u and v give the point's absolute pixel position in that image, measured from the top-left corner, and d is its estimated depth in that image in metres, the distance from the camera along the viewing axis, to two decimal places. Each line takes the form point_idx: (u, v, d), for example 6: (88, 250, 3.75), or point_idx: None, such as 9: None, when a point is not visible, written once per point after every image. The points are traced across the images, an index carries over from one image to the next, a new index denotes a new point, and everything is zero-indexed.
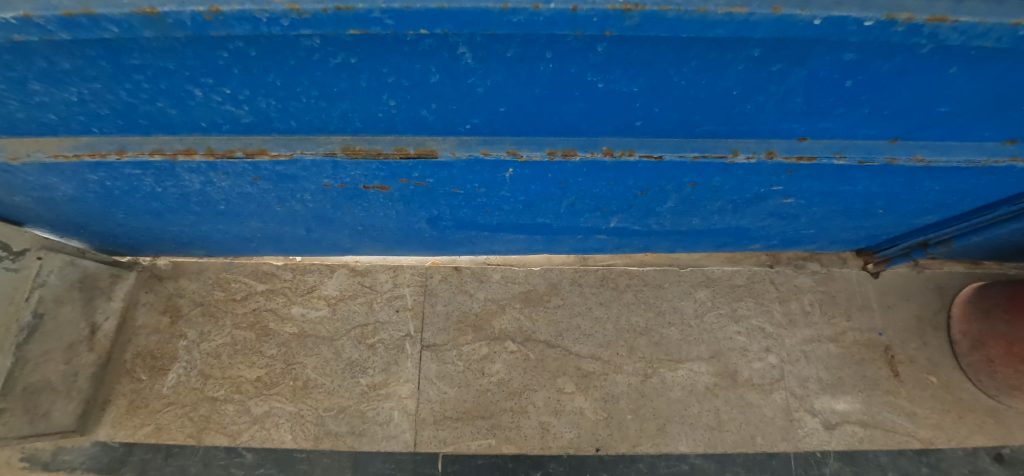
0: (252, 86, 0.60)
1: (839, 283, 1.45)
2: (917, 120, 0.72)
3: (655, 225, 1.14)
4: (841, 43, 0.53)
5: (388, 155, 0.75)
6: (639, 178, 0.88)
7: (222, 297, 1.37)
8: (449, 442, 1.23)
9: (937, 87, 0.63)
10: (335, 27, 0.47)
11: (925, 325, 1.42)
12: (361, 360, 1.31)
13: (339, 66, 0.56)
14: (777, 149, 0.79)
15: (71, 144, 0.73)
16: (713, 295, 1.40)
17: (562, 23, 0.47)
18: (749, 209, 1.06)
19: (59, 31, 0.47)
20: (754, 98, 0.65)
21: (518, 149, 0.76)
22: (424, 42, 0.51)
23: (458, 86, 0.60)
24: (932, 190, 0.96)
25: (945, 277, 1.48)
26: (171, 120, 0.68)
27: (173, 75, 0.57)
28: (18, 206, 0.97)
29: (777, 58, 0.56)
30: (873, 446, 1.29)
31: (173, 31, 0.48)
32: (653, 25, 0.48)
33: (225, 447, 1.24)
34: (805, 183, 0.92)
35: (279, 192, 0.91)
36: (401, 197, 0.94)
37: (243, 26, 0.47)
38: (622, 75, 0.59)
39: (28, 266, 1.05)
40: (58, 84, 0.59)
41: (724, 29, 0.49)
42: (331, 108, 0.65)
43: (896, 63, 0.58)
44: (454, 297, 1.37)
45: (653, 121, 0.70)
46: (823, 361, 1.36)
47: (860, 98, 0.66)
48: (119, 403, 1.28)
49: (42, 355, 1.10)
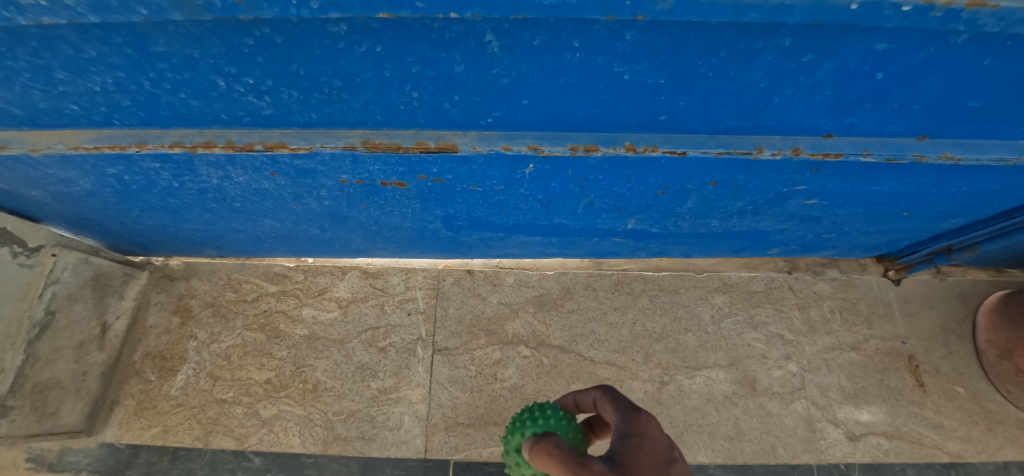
0: (276, 75, 0.59)
1: (859, 289, 1.42)
2: (947, 116, 0.70)
3: (673, 227, 1.12)
4: (876, 30, 0.52)
5: (408, 149, 0.74)
6: (661, 176, 0.86)
7: (233, 298, 1.36)
8: (460, 449, 1.20)
9: (970, 80, 0.61)
10: (364, 10, 0.46)
11: (949, 334, 1.38)
12: (372, 363, 1.28)
13: (364, 54, 0.55)
14: (804, 146, 0.77)
15: (91, 136, 0.73)
16: (730, 300, 1.38)
17: (594, 6, 0.46)
18: (769, 211, 1.04)
19: (88, 13, 0.46)
20: (782, 92, 0.64)
21: (539, 144, 0.75)
22: (451, 28, 0.51)
23: (482, 76, 0.60)
24: (960, 192, 0.94)
25: (968, 284, 1.45)
26: (193, 111, 0.68)
27: (198, 63, 0.57)
28: (35, 201, 0.98)
29: (808, 48, 0.55)
30: (900, 459, 1.24)
31: (201, 13, 0.47)
32: (687, 9, 0.47)
33: (232, 451, 1.21)
34: (829, 183, 0.90)
35: (296, 188, 0.90)
36: (417, 195, 0.93)
37: (271, 9, 0.46)
38: (649, 65, 0.58)
39: (42, 263, 1.08)
40: (83, 72, 0.59)
41: (759, 14, 0.48)
42: (353, 100, 0.65)
43: (929, 54, 0.56)
44: (466, 300, 1.35)
45: (678, 115, 0.69)
46: (845, 370, 1.32)
47: (890, 92, 0.64)
48: (127, 405, 1.26)
49: (52, 352, 1.10)
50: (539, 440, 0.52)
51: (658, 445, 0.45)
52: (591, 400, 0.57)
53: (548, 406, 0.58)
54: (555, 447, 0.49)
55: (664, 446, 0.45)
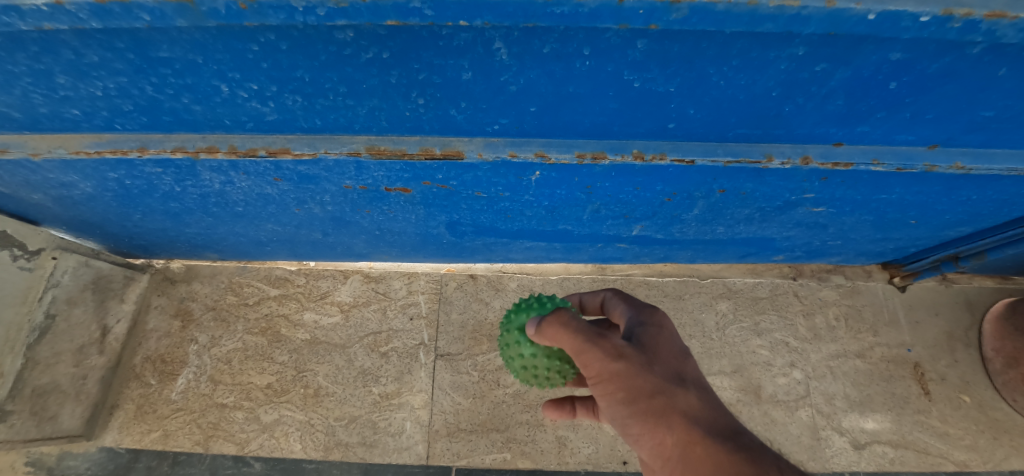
0: (280, 81, 0.58)
1: (864, 296, 1.41)
2: (960, 126, 0.69)
3: (678, 233, 1.11)
4: (892, 40, 0.50)
5: (413, 155, 0.74)
6: (668, 184, 0.85)
7: (234, 302, 1.35)
8: (462, 456, 1.19)
9: (985, 90, 0.60)
10: (371, 17, 0.45)
11: (955, 342, 1.37)
12: (373, 368, 1.27)
13: (370, 61, 0.54)
14: (814, 155, 0.76)
15: (93, 141, 0.73)
16: (735, 307, 1.37)
17: (606, 15, 0.45)
18: (776, 218, 1.03)
19: (90, 19, 0.45)
20: (793, 100, 0.63)
21: (546, 151, 0.74)
22: (459, 36, 0.50)
23: (490, 84, 0.59)
24: (970, 200, 0.93)
25: (974, 292, 1.44)
26: (196, 117, 0.67)
27: (201, 69, 0.56)
28: (35, 204, 0.97)
29: (822, 57, 0.54)
30: (906, 468, 1.23)
31: (205, 20, 0.46)
32: (701, 18, 0.46)
33: (233, 456, 1.20)
34: (838, 191, 0.89)
35: (299, 194, 0.90)
36: (422, 200, 0.92)
37: (277, 16, 0.45)
38: (660, 73, 0.57)
39: (42, 266, 1.07)
40: (84, 77, 0.58)
41: (775, 24, 0.46)
42: (358, 106, 0.64)
43: (944, 65, 0.55)
44: (469, 305, 1.34)
45: (688, 123, 0.68)
46: (850, 377, 1.31)
47: (903, 102, 0.63)
48: (127, 409, 1.25)
49: (52, 356, 1.09)
50: (549, 315, 0.63)
51: (671, 336, 0.63)
52: (598, 298, 0.77)
53: (554, 299, 0.74)
54: (570, 319, 0.60)
55: (677, 337, 0.64)
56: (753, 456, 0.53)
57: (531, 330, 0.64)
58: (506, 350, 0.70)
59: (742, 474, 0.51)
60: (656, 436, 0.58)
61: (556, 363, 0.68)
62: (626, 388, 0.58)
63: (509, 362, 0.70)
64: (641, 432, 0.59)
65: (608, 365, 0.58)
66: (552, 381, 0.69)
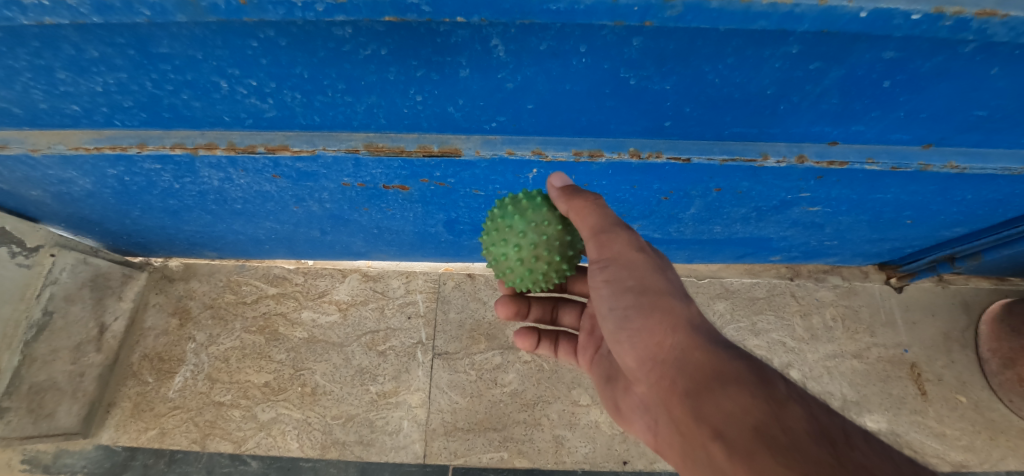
0: (279, 77, 0.59)
1: (861, 297, 1.41)
2: (954, 125, 0.69)
3: (675, 232, 1.12)
4: (885, 38, 0.51)
5: (411, 153, 0.74)
6: (665, 182, 0.86)
7: (232, 300, 1.35)
8: (460, 454, 1.19)
9: (978, 89, 0.60)
10: (369, 13, 0.46)
11: (951, 342, 1.37)
12: (371, 367, 1.28)
13: (369, 58, 0.55)
14: (809, 153, 0.77)
15: (93, 137, 0.73)
16: (732, 307, 1.37)
17: (602, 12, 0.46)
18: (772, 218, 1.04)
19: (91, 14, 0.46)
20: (789, 99, 0.64)
21: (543, 148, 0.75)
22: (456, 33, 0.50)
23: (488, 81, 0.59)
24: (965, 200, 0.93)
25: (970, 293, 1.45)
26: (195, 113, 0.68)
27: (201, 65, 0.57)
28: (34, 201, 0.97)
29: (816, 55, 0.54)
30: None
31: (205, 15, 0.46)
32: (695, 16, 0.46)
33: (229, 454, 1.20)
34: (833, 190, 0.89)
35: (298, 191, 0.90)
36: (420, 198, 0.92)
37: (276, 11, 0.46)
38: (656, 71, 0.57)
39: (41, 263, 1.10)
40: (85, 73, 0.58)
41: (768, 22, 0.47)
42: (356, 103, 0.64)
43: (936, 63, 0.56)
44: (467, 304, 1.34)
45: (684, 121, 0.69)
46: (847, 377, 1.31)
47: (897, 100, 0.64)
48: (124, 407, 1.24)
49: (50, 354, 1.11)
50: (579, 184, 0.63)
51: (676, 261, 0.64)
52: None
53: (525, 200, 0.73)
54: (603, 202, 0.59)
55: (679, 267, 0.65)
56: (757, 370, 0.49)
57: (557, 184, 0.63)
58: (509, 211, 0.60)
59: (743, 379, 0.47)
60: (655, 335, 0.56)
61: (563, 228, 0.62)
62: (637, 277, 0.58)
63: (512, 223, 0.60)
64: (639, 332, 0.58)
65: (625, 254, 0.58)
66: (558, 251, 0.61)
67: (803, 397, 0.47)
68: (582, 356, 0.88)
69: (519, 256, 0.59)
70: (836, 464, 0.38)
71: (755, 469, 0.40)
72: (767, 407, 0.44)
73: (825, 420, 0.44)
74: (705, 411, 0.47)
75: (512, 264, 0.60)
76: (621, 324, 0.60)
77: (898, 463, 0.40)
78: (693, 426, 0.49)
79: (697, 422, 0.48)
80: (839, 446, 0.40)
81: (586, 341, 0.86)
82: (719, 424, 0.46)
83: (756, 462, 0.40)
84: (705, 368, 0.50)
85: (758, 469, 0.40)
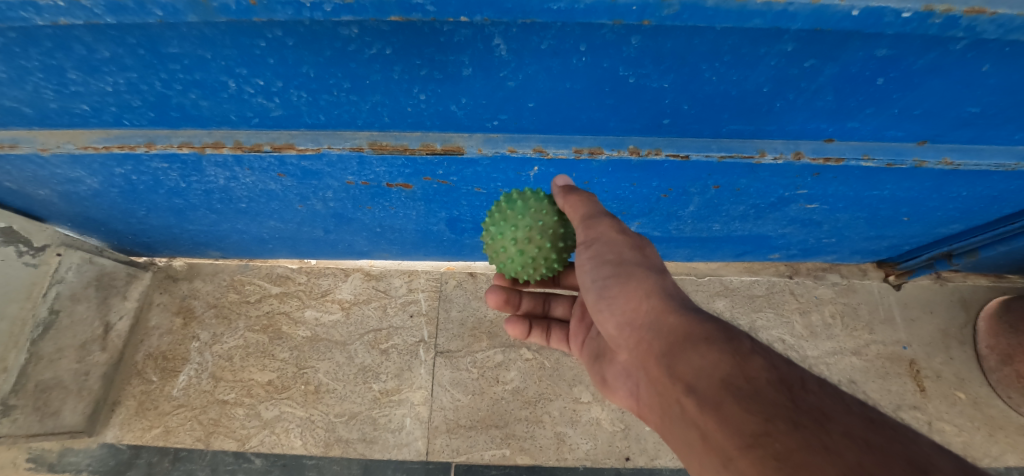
0: (286, 77, 0.60)
1: (859, 294, 1.42)
2: (948, 122, 0.71)
3: (675, 230, 1.13)
4: (877, 36, 0.52)
5: (414, 151, 0.76)
6: (664, 179, 0.87)
7: (236, 299, 1.36)
8: (462, 452, 1.19)
9: (969, 86, 0.62)
10: (376, 13, 0.47)
11: (950, 339, 1.38)
12: (373, 365, 1.28)
13: (374, 57, 0.56)
14: (805, 150, 0.78)
15: (102, 136, 0.75)
16: (732, 304, 1.38)
17: (601, 11, 0.47)
18: (770, 216, 1.05)
19: (105, 14, 0.47)
20: (784, 96, 0.65)
21: (544, 146, 0.76)
22: (460, 32, 0.52)
23: (490, 79, 0.60)
24: (960, 197, 0.94)
25: (968, 290, 1.46)
26: (202, 113, 0.69)
27: (209, 65, 0.58)
28: (42, 200, 0.99)
29: (809, 53, 0.56)
30: None
31: (216, 15, 0.48)
32: (692, 14, 0.47)
33: (233, 452, 1.21)
34: (830, 187, 0.90)
35: (302, 190, 0.91)
36: (422, 196, 0.93)
37: (285, 11, 0.47)
38: (654, 69, 0.59)
39: (47, 262, 1.12)
40: (95, 72, 0.59)
41: (763, 20, 0.48)
42: (361, 102, 0.65)
43: (928, 60, 0.57)
44: (469, 302, 1.35)
45: (682, 119, 0.70)
46: (847, 374, 1.32)
47: (890, 97, 0.65)
48: (128, 405, 1.25)
49: (55, 352, 1.13)
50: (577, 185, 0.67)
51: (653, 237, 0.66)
52: None
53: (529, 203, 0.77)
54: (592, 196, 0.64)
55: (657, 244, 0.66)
56: (727, 329, 0.50)
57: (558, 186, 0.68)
58: (511, 197, 0.65)
59: (712, 337, 0.48)
60: (631, 302, 0.57)
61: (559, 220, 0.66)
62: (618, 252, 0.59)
63: (513, 206, 0.64)
64: (619, 301, 0.59)
65: (608, 234, 0.60)
66: (550, 238, 0.64)
67: (768, 350, 0.47)
68: (573, 341, 0.88)
69: (514, 235, 0.62)
70: (792, 407, 0.40)
71: (721, 417, 0.41)
72: (733, 360, 0.45)
73: (785, 369, 0.45)
74: (679, 369, 0.48)
75: (506, 243, 0.63)
76: (602, 295, 0.61)
77: (850, 404, 0.42)
78: (668, 385, 0.49)
79: (671, 380, 0.49)
80: (795, 391, 0.42)
81: (576, 327, 0.86)
82: (690, 379, 0.46)
83: (722, 411, 0.42)
84: (678, 331, 0.51)
85: (726, 418, 0.41)
